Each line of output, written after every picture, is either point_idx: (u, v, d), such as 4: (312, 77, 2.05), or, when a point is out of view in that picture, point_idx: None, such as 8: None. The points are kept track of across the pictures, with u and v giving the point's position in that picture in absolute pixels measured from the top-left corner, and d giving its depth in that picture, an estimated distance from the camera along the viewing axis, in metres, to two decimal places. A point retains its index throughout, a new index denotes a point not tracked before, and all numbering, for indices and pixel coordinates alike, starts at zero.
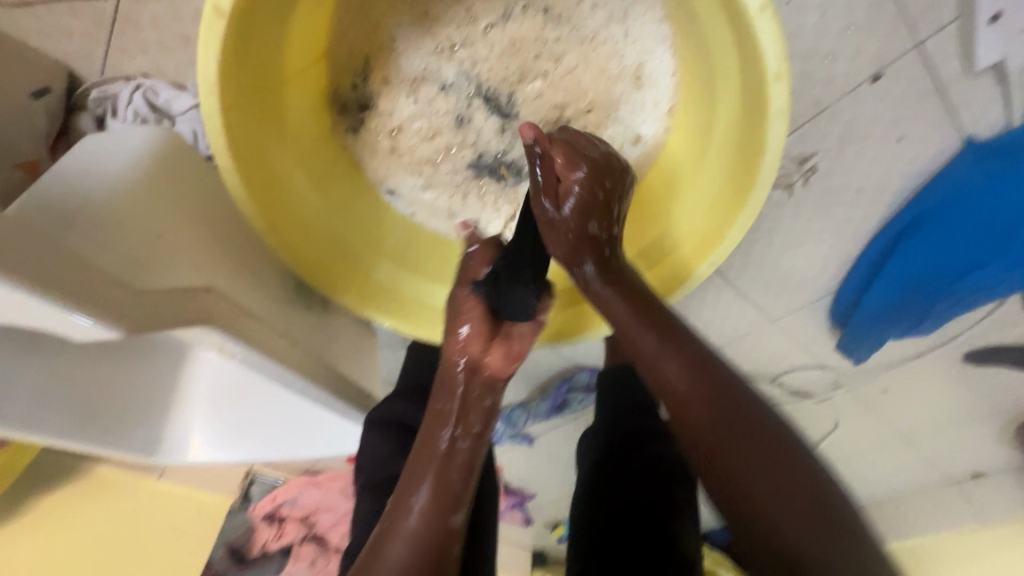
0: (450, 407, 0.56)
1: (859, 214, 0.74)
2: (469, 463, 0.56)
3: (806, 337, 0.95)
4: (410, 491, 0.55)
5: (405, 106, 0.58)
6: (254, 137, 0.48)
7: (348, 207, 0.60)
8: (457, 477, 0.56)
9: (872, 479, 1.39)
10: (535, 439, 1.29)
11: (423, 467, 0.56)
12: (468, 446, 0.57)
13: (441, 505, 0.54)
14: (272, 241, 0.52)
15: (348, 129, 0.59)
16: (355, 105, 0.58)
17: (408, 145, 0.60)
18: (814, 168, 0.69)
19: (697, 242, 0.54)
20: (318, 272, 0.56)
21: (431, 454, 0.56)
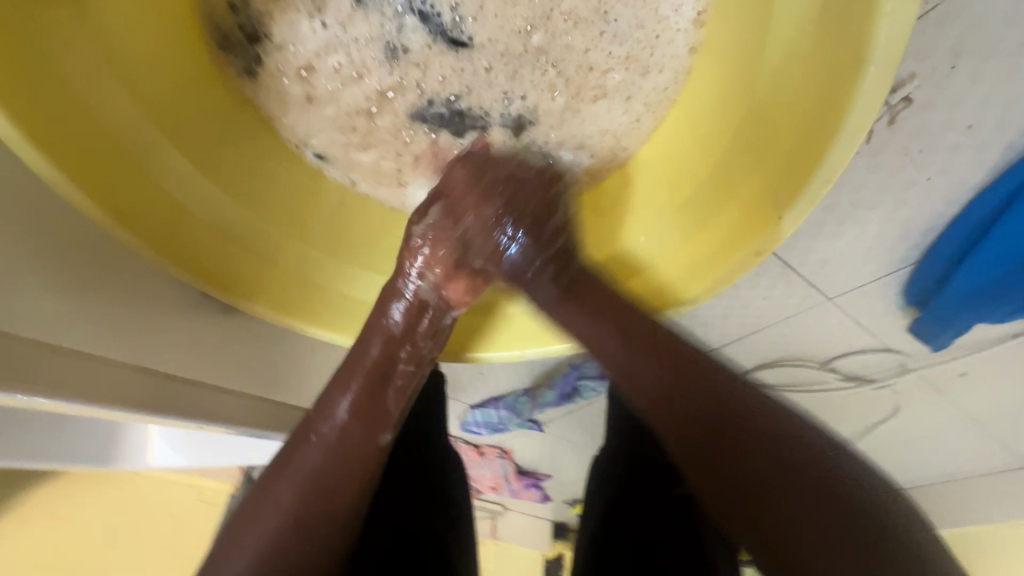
0: (332, 410, 0.44)
1: (964, 162, 0.54)
2: (337, 457, 0.44)
3: (870, 318, 0.75)
4: (268, 496, 0.44)
5: (313, 34, 0.44)
6: (96, 65, 0.35)
7: (257, 182, 0.45)
8: (335, 474, 0.44)
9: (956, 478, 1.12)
10: (544, 426, 1.15)
11: (279, 475, 0.44)
12: (326, 444, 0.44)
13: (306, 519, 0.43)
14: (126, 231, 0.36)
15: (241, 73, 0.45)
16: (243, 38, 0.44)
17: (328, 90, 0.46)
18: (906, 100, 0.49)
19: (735, 218, 0.38)
20: (215, 275, 0.41)
21: (289, 447, 0.45)
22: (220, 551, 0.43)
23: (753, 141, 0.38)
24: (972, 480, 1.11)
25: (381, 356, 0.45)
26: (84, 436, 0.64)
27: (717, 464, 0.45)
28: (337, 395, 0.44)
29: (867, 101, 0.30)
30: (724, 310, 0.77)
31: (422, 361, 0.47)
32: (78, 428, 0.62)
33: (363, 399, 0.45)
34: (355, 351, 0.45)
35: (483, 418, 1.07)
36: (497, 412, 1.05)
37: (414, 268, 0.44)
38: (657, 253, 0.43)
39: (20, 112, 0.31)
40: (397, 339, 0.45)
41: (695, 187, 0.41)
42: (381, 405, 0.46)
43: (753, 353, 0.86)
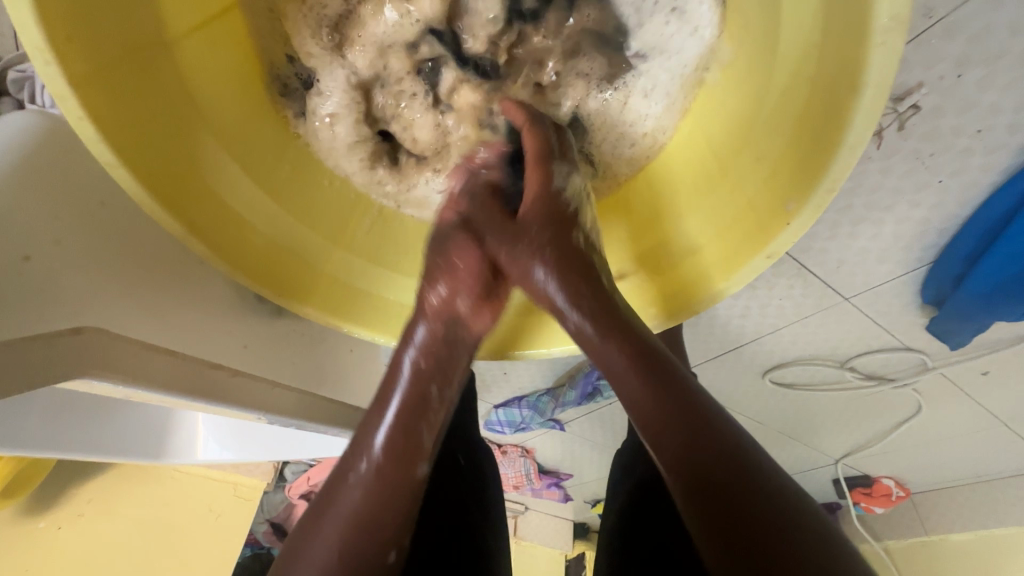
0: (368, 445, 0.45)
1: (975, 164, 0.55)
2: (377, 491, 0.44)
3: (887, 318, 0.77)
4: (317, 534, 0.43)
5: (345, 79, 0.51)
6: (178, 97, 0.40)
7: (306, 199, 0.50)
8: (378, 509, 0.44)
9: (984, 478, 1.10)
10: (566, 425, 1.18)
11: (323, 511, 0.44)
12: (363, 484, 0.44)
13: (355, 564, 0.43)
14: (203, 245, 0.41)
15: (296, 115, 0.51)
16: (296, 83, 0.51)
17: (367, 126, 0.53)
18: (915, 107, 0.52)
19: (751, 226, 0.42)
20: (274, 282, 0.46)
21: (330, 485, 0.45)
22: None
23: (764, 154, 0.41)
24: (1001, 480, 1.10)
25: (415, 382, 0.46)
26: (141, 429, 0.69)
27: (710, 499, 0.37)
28: (373, 427, 0.45)
29: (862, 122, 0.33)
30: (742, 311, 0.79)
31: (451, 378, 0.48)
32: (137, 422, 0.68)
33: (398, 431, 0.45)
34: (385, 387, 0.46)
35: (507, 417, 1.10)
36: (521, 411, 1.08)
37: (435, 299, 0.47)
38: (689, 248, 0.47)
39: (120, 147, 0.35)
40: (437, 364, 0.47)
41: (715, 193, 0.46)
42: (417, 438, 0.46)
43: (772, 353, 0.87)
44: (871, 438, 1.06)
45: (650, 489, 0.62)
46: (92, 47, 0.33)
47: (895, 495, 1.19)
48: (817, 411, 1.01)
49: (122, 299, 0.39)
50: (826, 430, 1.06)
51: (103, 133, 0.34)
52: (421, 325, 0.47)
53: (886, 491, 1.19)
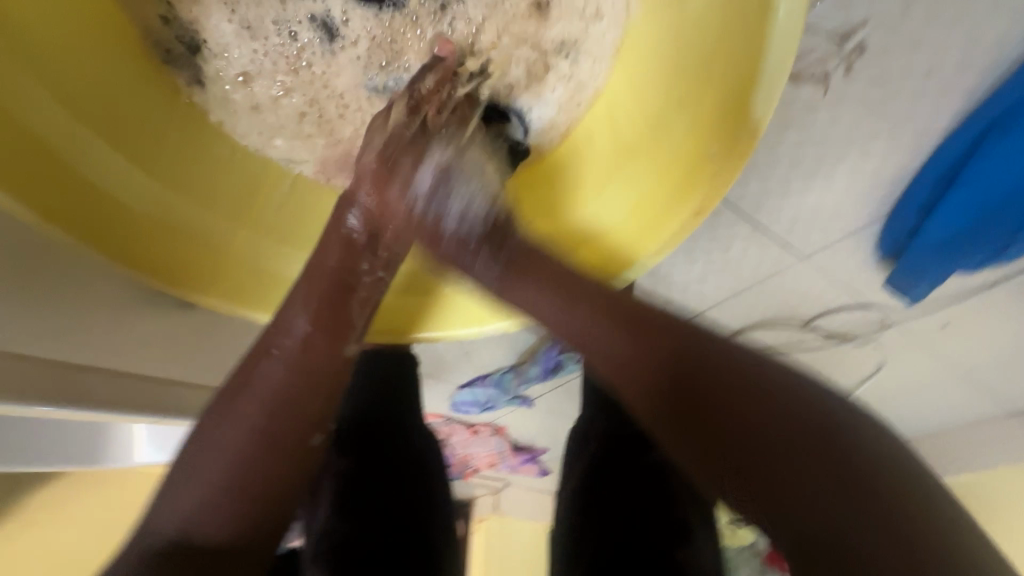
0: (292, 322, 0.42)
1: (926, 109, 0.52)
2: (300, 371, 0.42)
3: (844, 275, 0.75)
4: (228, 411, 0.40)
5: (237, 33, 0.45)
6: (7, 61, 0.35)
7: (200, 173, 0.45)
8: (300, 392, 0.42)
9: (946, 427, 1.12)
10: (534, 401, 1.16)
11: (237, 395, 0.41)
12: (284, 355, 0.42)
13: (276, 433, 0.41)
14: (62, 232, 0.36)
15: (190, 83, 0.46)
16: (182, 48, 0.45)
17: (268, 95, 0.48)
18: (860, 47, 0.48)
19: (675, 181, 0.41)
20: (159, 267, 0.41)
21: (243, 366, 0.42)
22: (176, 474, 0.39)
23: (686, 100, 0.39)
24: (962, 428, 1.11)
25: (336, 269, 0.44)
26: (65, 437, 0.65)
27: (701, 422, 0.39)
28: (297, 305, 0.42)
29: (781, 39, 0.33)
30: (699, 276, 0.76)
31: (388, 267, 0.47)
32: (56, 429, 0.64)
33: (325, 307, 0.43)
34: (310, 272, 0.44)
35: (472, 397, 1.07)
36: (485, 390, 1.04)
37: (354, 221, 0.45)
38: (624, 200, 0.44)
39: None
40: (357, 246, 0.45)
41: (638, 146, 0.43)
42: (344, 315, 0.44)
43: (733, 319, 0.85)
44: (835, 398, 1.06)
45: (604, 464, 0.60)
46: None
47: None
48: None
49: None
50: None
51: None
52: (348, 228, 0.45)
53: None
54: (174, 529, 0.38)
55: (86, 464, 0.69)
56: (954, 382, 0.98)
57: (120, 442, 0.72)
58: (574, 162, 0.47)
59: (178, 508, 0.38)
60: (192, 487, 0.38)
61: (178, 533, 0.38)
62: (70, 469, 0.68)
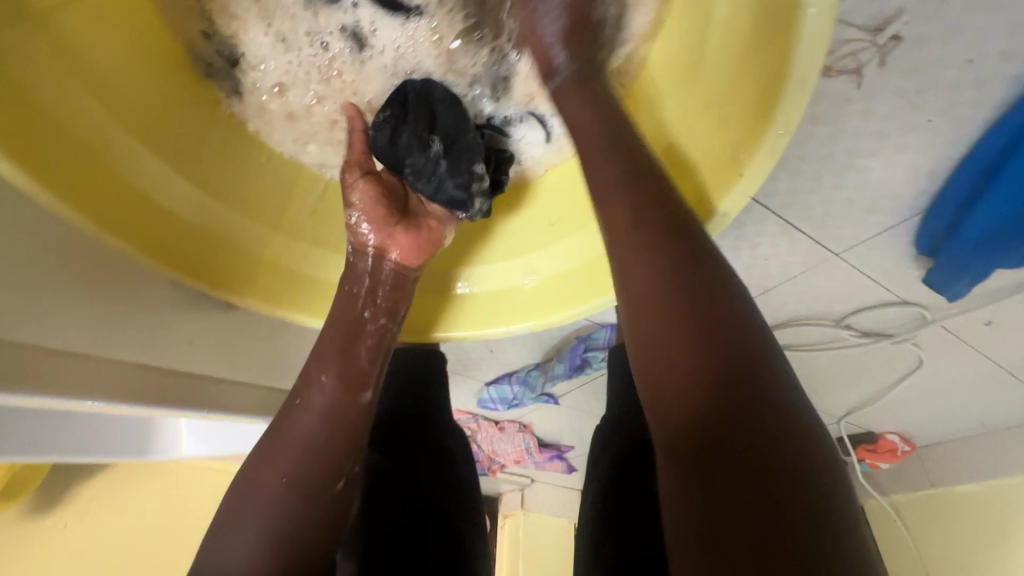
0: (314, 375, 0.46)
1: (967, 100, 0.50)
2: (325, 419, 0.45)
3: (880, 271, 0.72)
4: (264, 460, 0.44)
5: (273, 46, 0.47)
6: (64, 79, 0.37)
7: (239, 181, 0.47)
8: (326, 440, 0.45)
9: (991, 428, 1.07)
10: (561, 398, 1.16)
11: (272, 444, 0.44)
12: (308, 405, 0.45)
13: (305, 480, 0.44)
14: (117, 239, 0.38)
15: (230, 95, 0.48)
16: (221, 61, 0.47)
17: (301, 103, 0.49)
18: (896, 38, 0.47)
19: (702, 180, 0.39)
20: (204, 272, 0.43)
21: (277, 419, 0.45)
22: (224, 522, 0.42)
23: (713, 100, 0.39)
24: (1009, 429, 1.06)
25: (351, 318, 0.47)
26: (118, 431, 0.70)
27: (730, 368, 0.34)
28: (318, 358, 0.46)
29: (811, 40, 0.30)
30: None
31: (390, 314, 0.48)
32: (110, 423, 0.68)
33: (343, 361, 0.46)
34: (329, 326, 0.47)
35: (499, 394, 1.08)
36: (511, 387, 1.05)
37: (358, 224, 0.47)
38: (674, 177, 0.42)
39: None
40: (358, 300, 0.47)
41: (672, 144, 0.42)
42: (360, 367, 0.47)
43: (763, 316, 0.83)
44: (872, 396, 1.03)
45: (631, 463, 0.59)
46: None
47: (899, 449, 1.17)
48: (815, 371, 0.97)
49: (55, 305, 0.39)
50: (826, 390, 1.03)
51: None
52: (363, 257, 0.47)
53: (891, 445, 1.16)
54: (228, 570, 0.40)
55: (137, 456, 0.74)
56: (999, 381, 0.94)
57: (167, 435, 0.76)
58: None
59: (232, 551, 0.41)
60: (242, 532, 0.41)
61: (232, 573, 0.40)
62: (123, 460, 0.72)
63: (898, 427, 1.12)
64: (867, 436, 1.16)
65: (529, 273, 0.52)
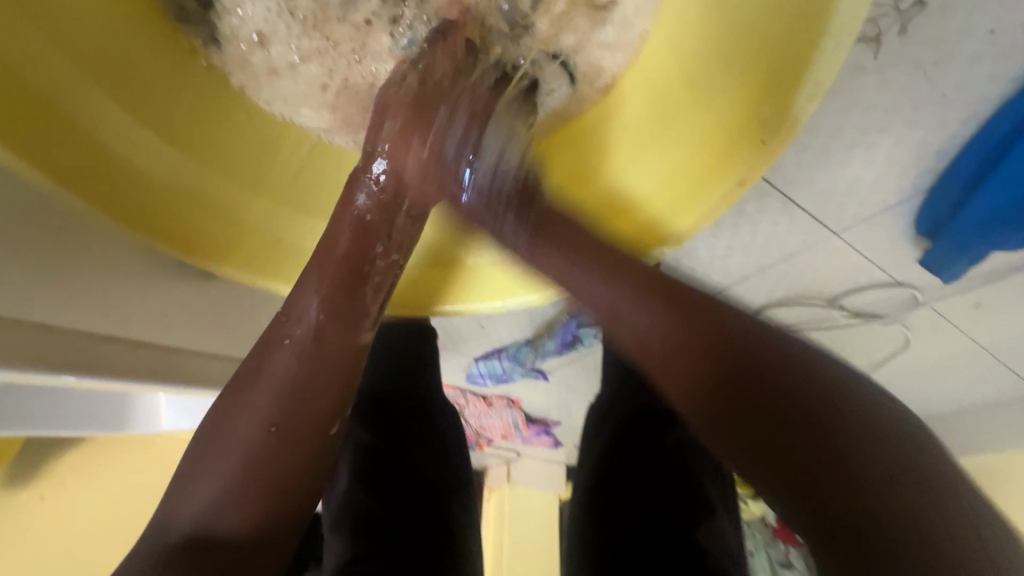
0: (302, 310, 0.41)
1: (984, 74, 0.48)
2: (310, 360, 0.41)
3: (877, 252, 0.71)
4: (243, 399, 0.40)
5: None
6: (10, 13, 0.32)
7: (214, 138, 0.43)
8: (314, 380, 0.41)
9: (971, 410, 1.09)
10: (550, 375, 1.15)
11: (251, 382, 0.40)
12: (294, 344, 0.41)
13: (287, 425, 0.40)
14: (78, 196, 0.35)
15: (206, 43, 0.44)
16: (195, 5, 0.43)
17: (285, 58, 0.46)
18: (919, 2, 0.45)
19: (700, 166, 0.40)
20: (177, 234, 0.40)
21: (256, 353, 0.41)
22: (190, 467, 0.39)
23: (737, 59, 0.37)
24: (987, 411, 1.08)
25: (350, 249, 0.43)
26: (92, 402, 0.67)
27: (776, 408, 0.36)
28: (308, 290, 0.41)
29: (850, 6, 0.31)
30: (724, 250, 0.73)
31: (402, 251, 0.45)
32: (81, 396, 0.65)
33: (337, 297, 0.42)
34: (325, 251, 0.42)
35: (488, 370, 1.07)
36: (501, 364, 1.04)
37: (365, 189, 0.43)
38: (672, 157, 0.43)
39: None
40: (370, 228, 0.43)
41: (674, 122, 0.43)
42: (356, 303, 0.43)
43: (757, 295, 0.82)
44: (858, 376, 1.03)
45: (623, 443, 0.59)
46: None
47: None
48: None
49: (12, 271, 0.36)
50: None
51: None
52: (346, 225, 0.43)
53: None
54: (191, 525, 0.38)
55: (112, 429, 0.71)
56: (984, 364, 0.95)
57: (145, 408, 0.73)
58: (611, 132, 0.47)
59: (195, 503, 0.38)
60: (207, 481, 0.38)
61: (196, 529, 0.38)
62: (97, 433, 0.69)
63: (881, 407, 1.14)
64: None
65: None
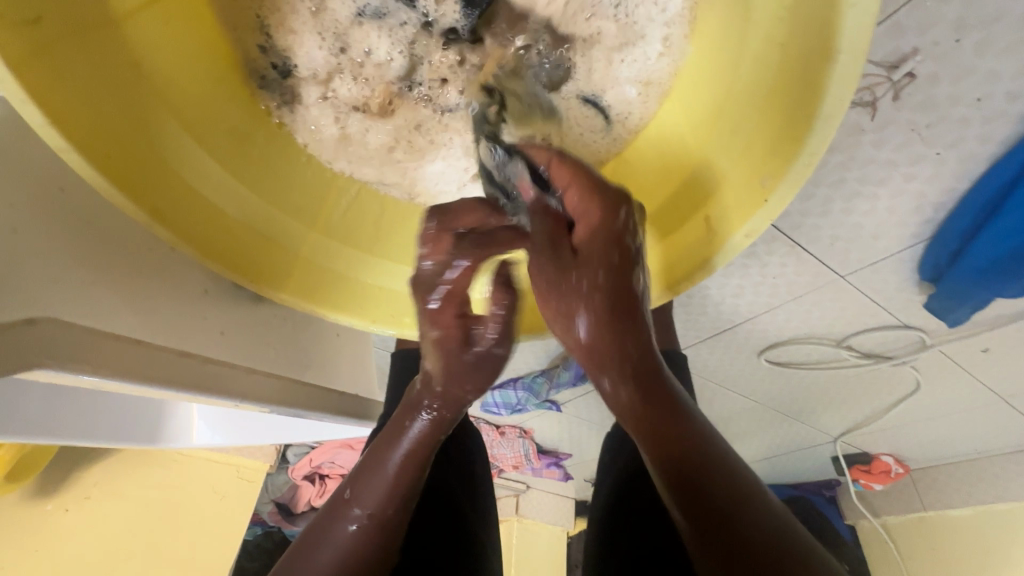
0: (381, 471, 0.48)
1: (974, 135, 0.53)
2: (400, 484, 0.48)
3: (883, 294, 0.75)
4: (348, 509, 0.48)
5: (326, 60, 0.47)
6: (130, 78, 0.39)
7: (280, 184, 0.49)
8: (398, 500, 0.48)
9: (985, 454, 1.09)
10: (563, 406, 1.17)
11: (350, 488, 0.49)
12: (360, 529, 0.47)
13: (382, 525, 0.48)
14: (169, 233, 0.40)
15: (280, 107, 0.49)
16: (273, 73, 0.48)
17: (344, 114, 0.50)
18: (910, 74, 0.49)
19: (725, 202, 0.42)
20: (244, 267, 0.45)
21: (365, 467, 0.49)
22: (295, 558, 0.46)
23: (740, 128, 0.41)
24: (1001, 456, 1.08)
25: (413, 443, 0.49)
26: (135, 414, 0.71)
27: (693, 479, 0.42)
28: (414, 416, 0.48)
29: (837, 92, 0.33)
30: (735, 290, 0.77)
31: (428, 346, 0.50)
32: (126, 407, 0.69)
33: (429, 431, 0.49)
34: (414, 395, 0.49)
35: (503, 398, 1.10)
36: (516, 393, 1.07)
37: None
38: (708, 183, 0.44)
39: (71, 128, 0.35)
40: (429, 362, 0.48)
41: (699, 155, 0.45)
42: (445, 422, 0.49)
43: (767, 333, 0.86)
44: (869, 416, 1.05)
45: (637, 473, 0.62)
46: (29, 25, 0.32)
47: (894, 471, 1.19)
48: (815, 390, 0.99)
49: (104, 293, 0.41)
50: (826, 409, 1.05)
51: (50, 115, 0.34)
52: None
53: (886, 467, 1.18)
54: None
55: (150, 441, 0.75)
56: (995, 408, 0.95)
57: (181, 421, 0.78)
58: (644, 165, 0.50)
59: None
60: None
61: None
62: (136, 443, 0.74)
63: (892, 448, 1.14)
64: (863, 456, 1.18)
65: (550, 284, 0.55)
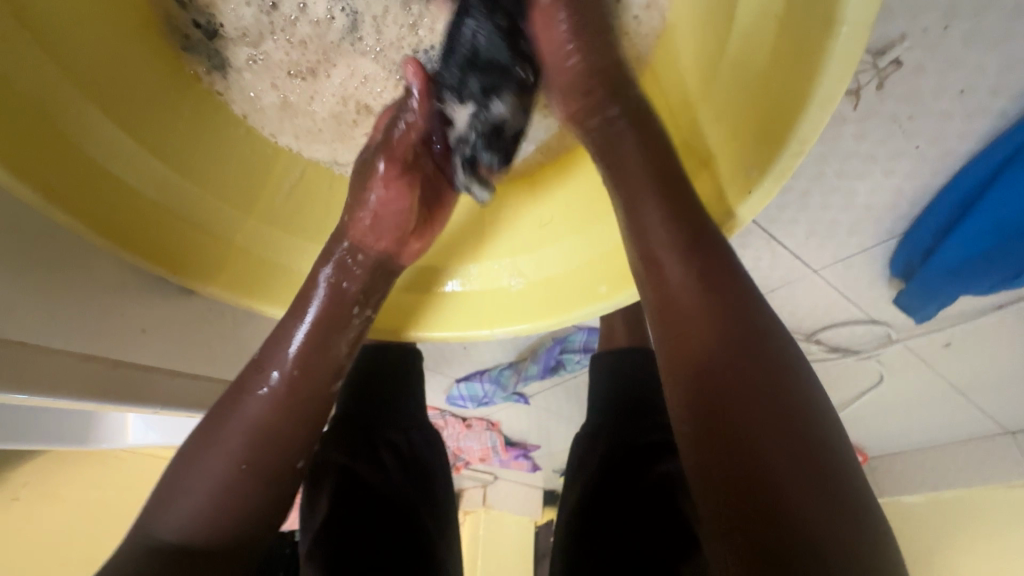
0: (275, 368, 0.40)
1: (955, 130, 0.51)
2: (290, 409, 0.40)
3: (853, 290, 0.73)
4: (215, 435, 0.38)
5: (257, 18, 0.44)
6: (11, 26, 0.33)
7: (205, 160, 0.43)
8: (282, 423, 0.40)
9: (938, 443, 1.11)
10: (530, 398, 1.14)
11: (219, 422, 0.39)
12: (274, 397, 0.39)
13: (257, 459, 0.39)
14: (63, 213, 0.34)
15: (210, 70, 0.45)
16: (199, 33, 0.44)
17: (282, 81, 0.46)
18: (896, 63, 0.47)
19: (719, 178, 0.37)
20: (159, 254, 0.38)
21: (227, 398, 0.40)
22: (159, 501, 0.37)
23: (726, 112, 0.37)
24: (953, 446, 1.11)
25: (327, 297, 0.42)
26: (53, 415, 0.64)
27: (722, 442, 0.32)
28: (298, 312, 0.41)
29: (836, 73, 0.29)
30: None
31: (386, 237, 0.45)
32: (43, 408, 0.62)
33: (315, 341, 0.41)
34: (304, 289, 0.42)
35: (468, 392, 1.06)
36: (482, 385, 1.03)
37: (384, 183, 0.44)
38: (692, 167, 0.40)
39: None
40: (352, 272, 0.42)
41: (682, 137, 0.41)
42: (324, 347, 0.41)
43: None
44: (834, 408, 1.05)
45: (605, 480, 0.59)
46: None
47: None
48: None
49: None
50: None
51: None
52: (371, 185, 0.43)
53: None
54: (177, 534, 0.36)
55: (76, 443, 0.68)
56: (951, 400, 0.97)
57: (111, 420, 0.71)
58: None
59: (181, 516, 0.37)
60: (189, 498, 0.37)
61: (180, 538, 0.36)
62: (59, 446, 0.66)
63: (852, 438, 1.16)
64: None
65: (514, 276, 0.50)
